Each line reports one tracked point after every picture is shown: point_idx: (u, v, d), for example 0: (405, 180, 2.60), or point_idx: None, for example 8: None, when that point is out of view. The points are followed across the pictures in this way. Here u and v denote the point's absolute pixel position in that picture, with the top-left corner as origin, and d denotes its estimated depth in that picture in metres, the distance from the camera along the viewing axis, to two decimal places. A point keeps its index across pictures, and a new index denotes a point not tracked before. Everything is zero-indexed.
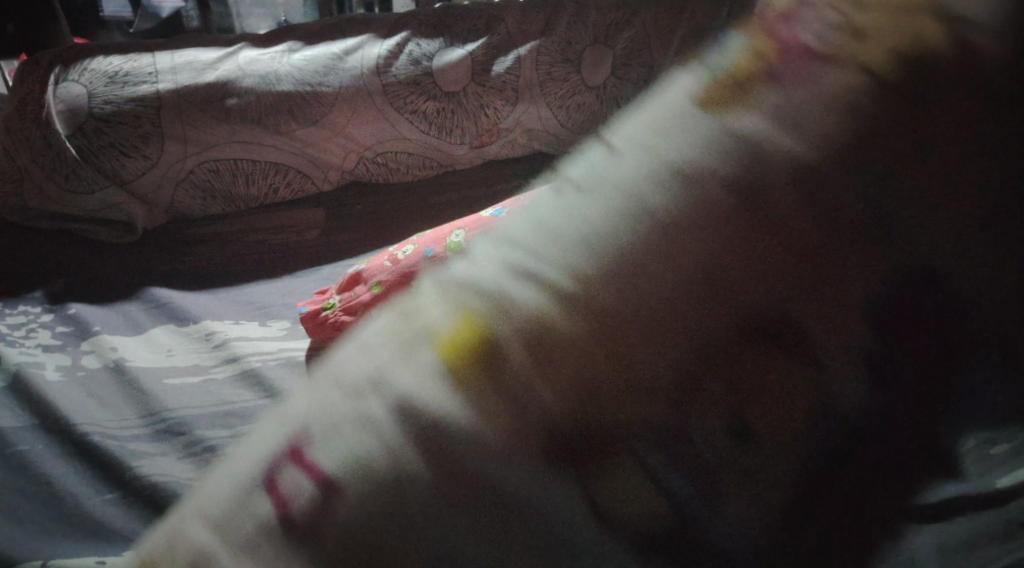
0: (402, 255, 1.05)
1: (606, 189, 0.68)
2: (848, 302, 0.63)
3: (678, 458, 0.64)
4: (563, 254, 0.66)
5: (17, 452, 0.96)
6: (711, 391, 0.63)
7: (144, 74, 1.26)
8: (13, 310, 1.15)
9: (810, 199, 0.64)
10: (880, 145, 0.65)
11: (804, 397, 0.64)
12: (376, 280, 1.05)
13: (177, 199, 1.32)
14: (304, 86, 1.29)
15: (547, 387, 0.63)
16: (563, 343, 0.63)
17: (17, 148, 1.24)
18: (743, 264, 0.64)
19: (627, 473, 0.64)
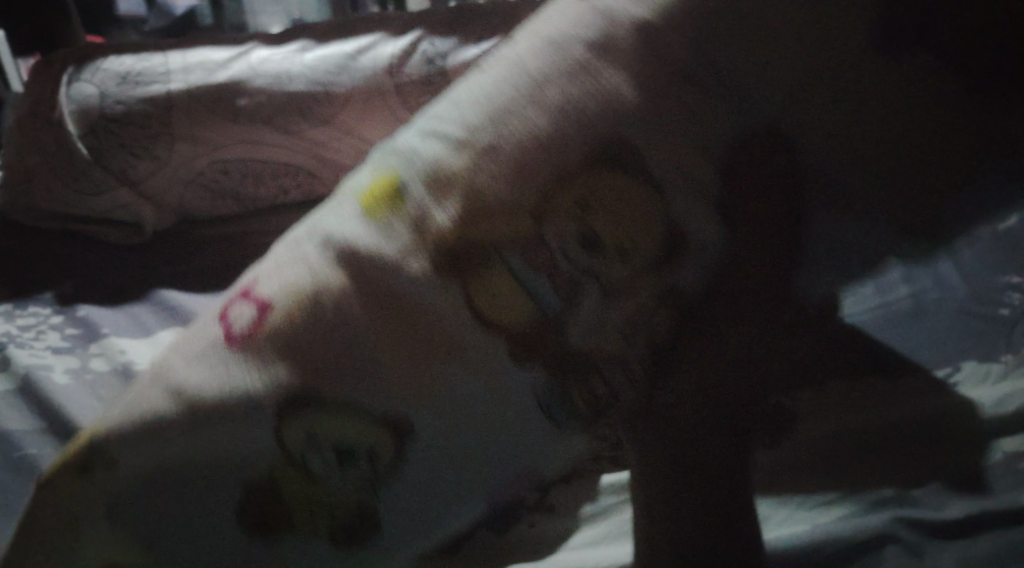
0: None
1: (501, 61, 0.70)
2: (716, 133, 0.66)
3: (551, 273, 0.65)
4: (466, 116, 0.67)
5: (25, 456, 0.93)
6: (570, 204, 0.65)
7: (156, 74, 1.24)
8: (23, 312, 1.15)
9: (660, 47, 0.66)
10: (775, 18, 0.66)
11: (660, 213, 0.66)
12: None
13: (187, 200, 1.29)
14: (315, 85, 1.23)
15: (449, 203, 0.65)
16: (471, 173, 0.65)
17: (29, 149, 1.26)
18: (628, 101, 0.65)
19: (523, 294, 0.65)
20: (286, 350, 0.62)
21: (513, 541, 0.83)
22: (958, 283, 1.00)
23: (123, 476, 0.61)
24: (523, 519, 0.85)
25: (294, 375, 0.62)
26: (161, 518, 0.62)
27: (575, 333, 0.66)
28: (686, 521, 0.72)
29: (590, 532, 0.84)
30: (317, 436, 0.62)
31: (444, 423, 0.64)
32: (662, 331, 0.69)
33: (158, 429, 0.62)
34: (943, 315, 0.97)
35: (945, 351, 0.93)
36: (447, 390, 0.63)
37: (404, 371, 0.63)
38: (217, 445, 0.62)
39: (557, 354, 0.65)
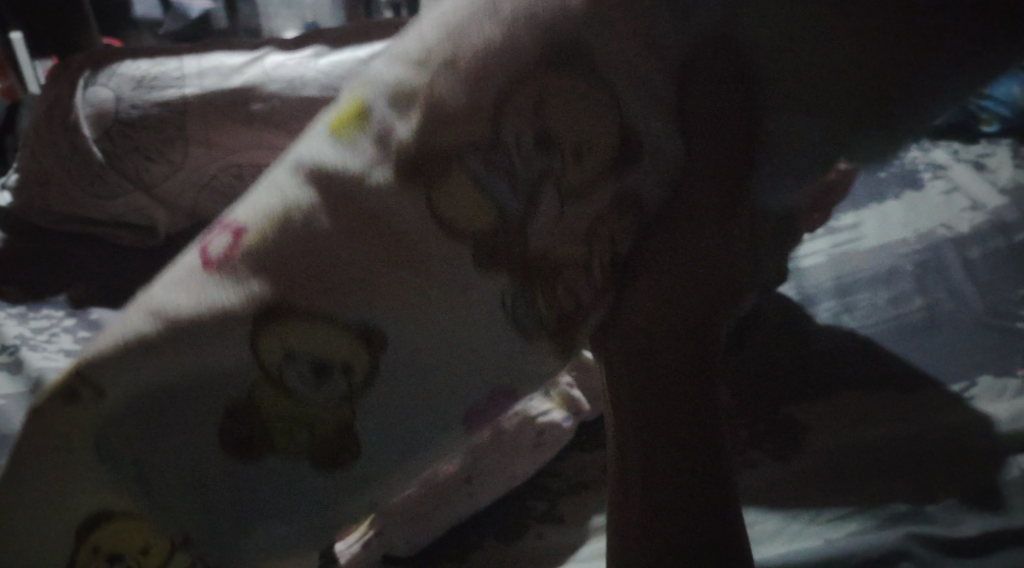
0: None
1: None
2: (662, 35, 0.65)
3: (506, 177, 0.62)
4: (426, 37, 0.63)
5: None
6: (521, 106, 0.62)
7: (171, 78, 1.24)
8: (37, 315, 1.16)
9: None
10: None
11: (609, 118, 0.64)
12: None
13: (200, 204, 1.30)
14: (329, 90, 1.23)
15: (414, 110, 0.61)
16: (431, 82, 0.61)
17: (45, 151, 1.25)
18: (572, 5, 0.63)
19: (480, 201, 0.62)
20: (265, 259, 0.58)
21: (520, 550, 0.86)
22: (972, 295, 0.99)
23: (118, 396, 0.57)
24: (531, 530, 0.88)
25: (279, 281, 0.58)
26: (161, 435, 0.57)
27: (535, 241, 0.63)
28: (677, 488, 0.64)
29: (597, 545, 0.84)
30: (294, 351, 0.59)
31: (410, 326, 0.60)
32: (620, 240, 0.67)
33: (142, 348, 0.57)
34: (956, 327, 0.96)
35: (961, 364, 0.92)
36: (414, 303, 0.60)
37: (377, 271, 0.59)
38: (219, 368, 0.58)
39: (520, 262, 0.63)
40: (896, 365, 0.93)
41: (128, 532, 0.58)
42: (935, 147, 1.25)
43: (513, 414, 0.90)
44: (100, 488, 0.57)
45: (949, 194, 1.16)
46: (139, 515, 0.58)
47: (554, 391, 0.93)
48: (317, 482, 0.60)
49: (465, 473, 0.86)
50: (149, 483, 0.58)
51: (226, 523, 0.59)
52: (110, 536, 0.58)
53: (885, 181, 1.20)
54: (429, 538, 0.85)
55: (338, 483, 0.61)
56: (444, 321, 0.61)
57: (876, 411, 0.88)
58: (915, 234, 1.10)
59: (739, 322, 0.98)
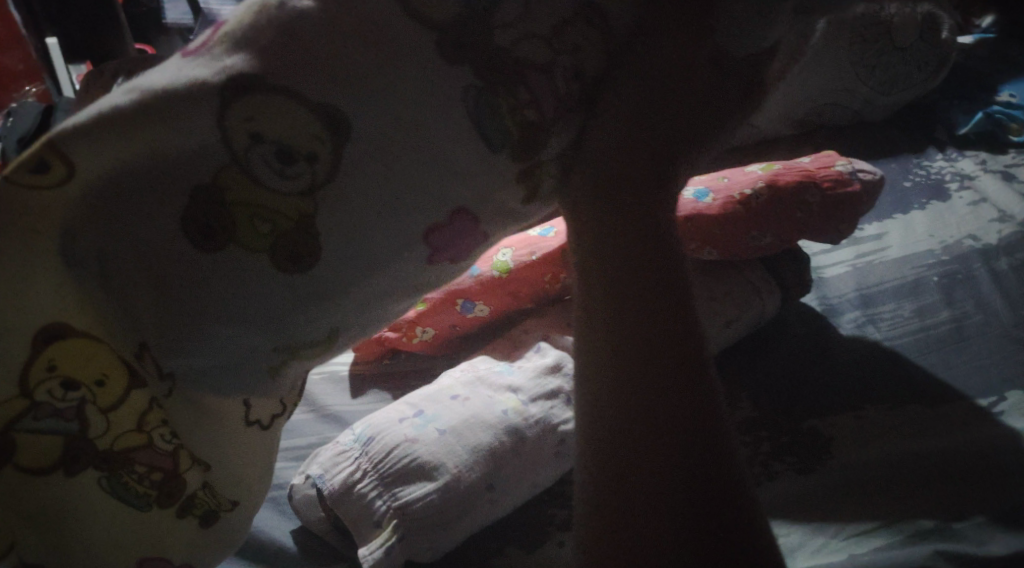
0: None
1: None
2: None
3: None
4: None
5: None
6: None
7: None
8: None
9: None
10: None
11: None
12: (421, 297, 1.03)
13: None
14: None
15: None
16: None
17: None
18: None
19: None
20: (244, 43, 0.64)
21: (541, 560, 0.87)
22: (1001, 308, 0.98)
23: (103, 160, 0.60)
24: (551, 538, 0.89)
25: (259, 66, 0.63)
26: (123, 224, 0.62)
27: (500, 34, 0.70)
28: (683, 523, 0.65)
29: None
30: (259, 135, 0.64)
31: (377, 144, 0.67)
32: (589, 58, 0.74)
33: (128, 121, 0.60)
34: (983, 341, 0.95)
35: (988, 379, 0.91)
36: (385, 83, 0.66)
37: (360, 74, 0.65)
38: (170, 153, 0.62)
39: (491, 52, 0.70)
40: (922, 380, 0.92)
41: (90, 350, 0.63)
42: (963, 156, 1.23)
43: (534, 422, 0.89)
44: (56, 301, 0.61)
45: (977, 204, 1.13)
46: (97, 340, 0.63)
47: None
48: (275, 288, 0.67)
49: (486, 480, 0.86)
50: (114, 282, 0.63)
51: (181, 331, 0.65)
52: (69, 357, 0.62)
53: (909, 191, 1.18)
54: (451, 544, 0.86)
55: (292, 289, 0.67)
56: (426, 164, 0.68)
57: (897, 424, 0.88)
58: (941, 245, 1.08)
59: (758, 332, 1.00)
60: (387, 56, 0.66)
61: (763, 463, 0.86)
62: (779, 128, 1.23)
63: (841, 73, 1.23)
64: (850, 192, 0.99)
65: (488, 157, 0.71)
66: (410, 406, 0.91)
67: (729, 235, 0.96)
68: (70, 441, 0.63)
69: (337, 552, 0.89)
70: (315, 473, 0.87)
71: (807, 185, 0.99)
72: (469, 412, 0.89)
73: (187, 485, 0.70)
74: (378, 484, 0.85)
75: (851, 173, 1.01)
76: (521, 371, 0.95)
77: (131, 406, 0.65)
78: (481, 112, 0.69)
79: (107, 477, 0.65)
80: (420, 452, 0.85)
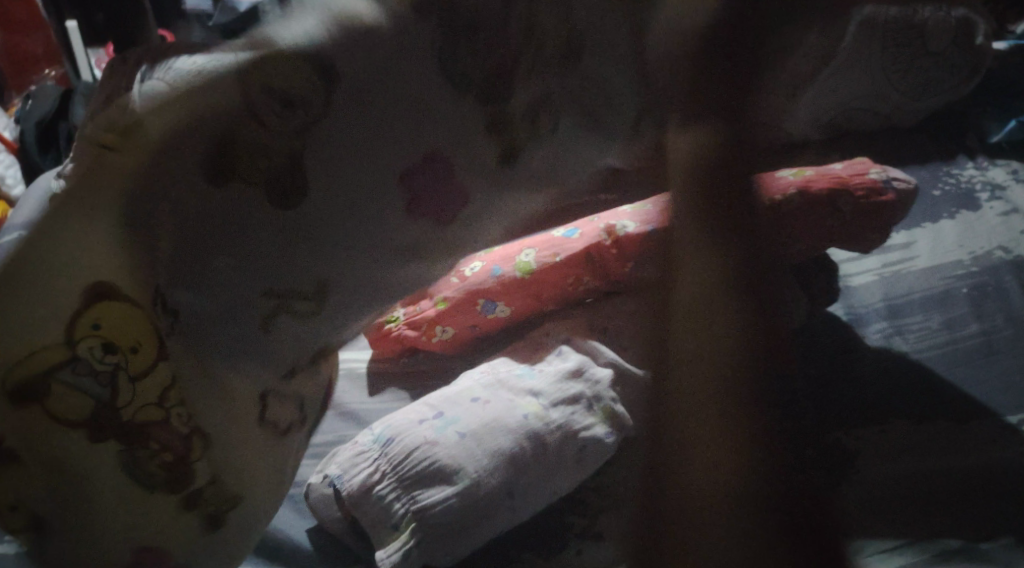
0: (469, 273, 0.98)
1: None
2: None
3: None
4: None
5: None
6: None
7: None
8: None
9: None
10: None
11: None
12: (441, 296, 1.00)
13: None
14: None
15: None
16: None
17: None
18: None
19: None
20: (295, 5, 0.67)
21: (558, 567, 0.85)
22: None
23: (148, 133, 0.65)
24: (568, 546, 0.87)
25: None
26: (149, 196, 0.66)
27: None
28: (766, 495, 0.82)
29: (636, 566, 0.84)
30: (273, 90, 0.66)
31: (359, 94, 0.69)
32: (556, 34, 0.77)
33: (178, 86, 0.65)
34: (1015, 354, 0.96)
35: (1016, 394, 0.92)
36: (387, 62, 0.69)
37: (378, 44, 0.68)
38: (202, 107, 0.65)
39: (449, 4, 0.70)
40: (948, 396, 0.92)
41: (118, 311, 0.68)
42: (994, 166, 1.20)
43: (555, 427, 0.90)
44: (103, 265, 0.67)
45: (1009, 215, 1.14)
46: (135, 302, 0.69)
47: (598, 406, 0.93)
48: (269, 233, 0.71)
49: (507, 486, 0.85)
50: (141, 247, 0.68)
51: (197, 269, 0.70)
52: (110, 314, 0.68)
53: (938, 201, 1.16)
54: (471, 549, 0.85)
55: (277, 226, 0.71)
56: (405, 145, 0.73)
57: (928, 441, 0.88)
58: (971, 255, 1.08)
59: None
60: (411, 44, 0.70)
61: (791, 474, 0.84)
62: None
63: None
64: (880, 203, 1.01)
65: (487, 139, 0.76)
66: (430, 407, 0.90)
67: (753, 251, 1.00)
68: (97, 408, 0.69)
69: (351, 553, 0.88)
70: (333, 473, 0.88)
71: (839, 195, 0.99)
72: (490, 416, 0.89)
73: (194, 478, 0.75)
74: (397, 487, 0.85)
75: (883, 181, 1.01)
76: (543, 374, 0.95)
77: (81, 347, 0.67)
78: (460, 72, 0.72)
79: (126, 449, 0.71)
80: (440, 455, 0.85)
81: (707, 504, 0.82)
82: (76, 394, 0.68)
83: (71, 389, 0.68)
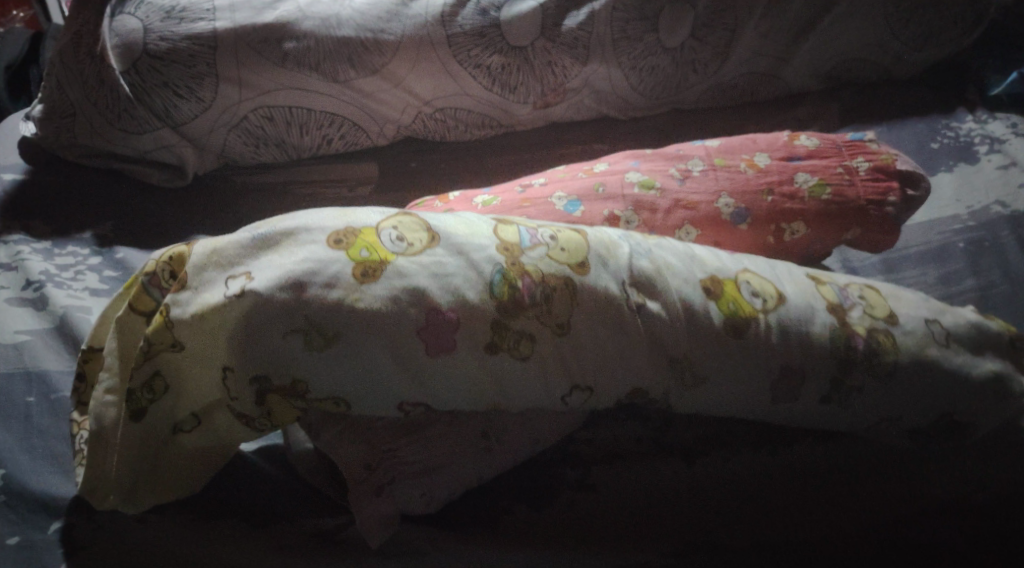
0: (385, 309, 0.78)
1: (728, 352, 0.82)
2: (772, 347, 0.83)
3: (555, 295, 0.81)
4: None
5: (59, 399, 0.95)
6: (585, 309, 0.81)
7: (201, 10, 1.17)
8: (62, 251, 1.13)
9: None
10: None
11: (626, 303, 0.82)
12: (337, 336, 0.78)
13: (230, 144, 1.23)
14: (365, 31, 1.18)
15: (733, 347, 0.82)
16: (723, 366, 0.82)
17: (70, 81, 1.18)
18: None
19: (596, 321, 0.81)
20: (354, 393, 0.80)
21: (554, 521, 0.86)
22: None
23: (236, 312, 0.78)
24: (563, 497, 0.88)
25: (434, 346, 0.79)
26: (276, 362, 0.79)
27: (628, 305, 0.82)
28: (753, 530, 0.84)
29: (618, 522, 0.86)
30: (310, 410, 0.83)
31: (403, 427, 0.86)
32: (657, 318, 0.82)
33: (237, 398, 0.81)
34: (1009, 311, 0.94)
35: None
36: (425, 384, 0.80)
37: (413, 392, 0.81)
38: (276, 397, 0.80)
39: (465, 341, 0.80)
40: (972, 393, 0.85)
41: (203, 347, 0.80)
42: (993, 119, 1.18)
43: (524, 332, 0.80)
44: (217, 332, 0.79)
45: (1006, 168, 1.09)
46: (218, 352, 0.80)
47: (604, 330, 0.81)
48: (320, 405, 0.81)
49: (483, 429, 0.87)
50: (250, 355, 0.79)
51: (286, 412, 0.82)
52: (196, 352, 0.80)
53: (936, 153, 1.14)
54: (447, 494, 0.87)
55: (325, 407, 0.81)
56: (437, 380, 0.80)
57: (940, 454, 0.86)
58: (968, 210, 1.05)
59: (828, 382, 0.83)
60: (451, 384, 0.81)
61: (782, 431, 0.88)
62: (807, 82, 1.29)
63: (873, 28, 1.26)
64: (790, 209, 0.98)
65: (488, 351, 0.80)
66: (397, 304, 0.79)
67: (854, 207, 0.98)
68: (146, 381, 0.80)
69: (329, 500, 0.89)
70: (261, 372, 0.79)
71: (761, 190, 0.98)
72: (449, 287, 0.80)
73: (181, 449, 0.84)
74: (315, 384, 0.80)
75: (731, 214, 0.97)
76: (585, 314, 0.81)
77: (213, 381, 0.81)
78: (541, 316, 0.81)
79: (171, 430, 0.83)
80: (374, 371, 0.79)
81: (759, 498, 0.86)
82: (192, 398, 0.82)
83: (200, 410, 0.83)
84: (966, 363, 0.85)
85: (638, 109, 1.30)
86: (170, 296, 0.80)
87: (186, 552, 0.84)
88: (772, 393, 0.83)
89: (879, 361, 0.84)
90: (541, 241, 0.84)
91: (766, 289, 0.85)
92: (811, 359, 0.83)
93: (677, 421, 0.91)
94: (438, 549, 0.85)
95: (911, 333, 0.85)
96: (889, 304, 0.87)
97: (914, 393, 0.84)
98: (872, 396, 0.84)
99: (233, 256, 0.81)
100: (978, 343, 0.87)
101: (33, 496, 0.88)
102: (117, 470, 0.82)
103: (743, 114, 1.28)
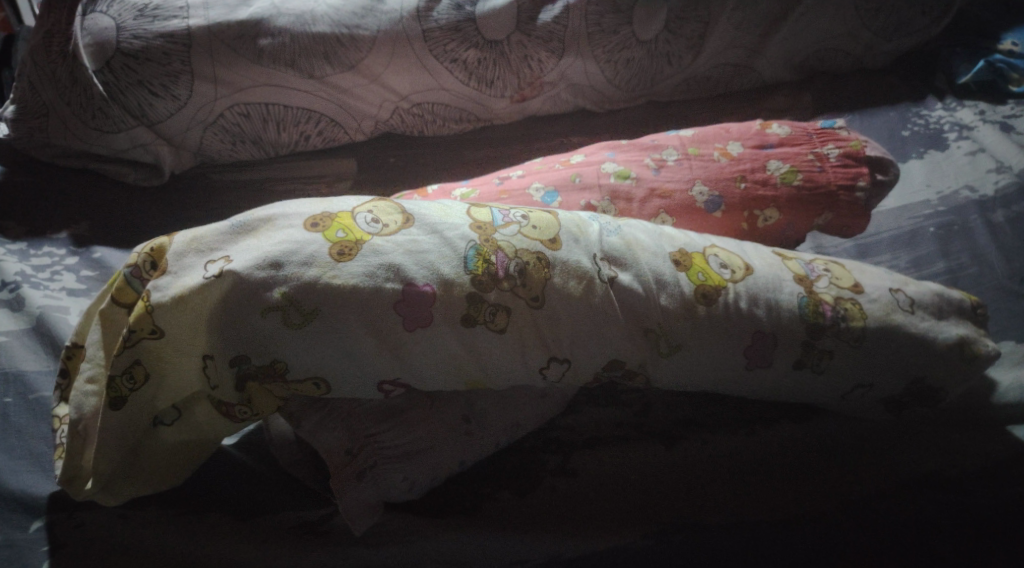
0: (361, 284, 0.79)
1: (701, 323, 0.83)
2: (745, 322, 0.84)
3: (531, 274, 0.82)
4: None
5: (38, 398, 0.95)
6: (560, 285, 0.82)
7: (175, 8, 1.17)
8: (38, 252, 1.12)
9: None
10: None
11: (598, 278, 0.83)
12: (314, 310, 0.79)
13: (206, 142, 1.23)
14: (341, 27, 1.19)
15: (704, 318, 0.83)
16: (698, 340, 0.84)
17: (43, 82, 1.17)
18: None
19: (571, 298, 0.82)
20: (332, 373, 0.81)
21: (538, 507, 0.87)
22: (997, 260, 0.98)
23: (215, 293, 0.79)
24: (544, 483, 0.89)
25: (414, 323, 0.80)
26: (255, 341, 0.80)
27: (602, 279, 0.83)
28: (745, 515, 0.84)
29: (603, 506, 0.87)
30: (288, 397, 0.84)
31: (386, 414, 0.87)
32: (631, 293, 0.83)
33: (217, 383, 0.81)
34: (978, 292, 0.95)
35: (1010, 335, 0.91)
36: (403, 363, 0.81)
37: (391, 369, 0.82)
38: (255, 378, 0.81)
39: (443, 316, 0.80)
40: (944, 360, 0.86)
41: (180, 334, 0.79)
42: (962, 106, 1.20)
43: (500, 307, 0.81)
44: (194, 317, 0.79)
45: (975, 154, 1.11)
46: (195, 335, 0.80)
47: (580, 303, 0.82)
48: (300, 384, 0.82)
49: (464, 412, 0.88)
50: (229, 336, 0.80)
51: (267, 397, 0.83)
52: (174, 339, 0.80)
53: (907, 141, 1.15)
54: (427, 480, 0.87)
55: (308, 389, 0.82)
56: (418, 360, 0.81)
57: (915, 427, 0.89)
58: (938, 196, 1.07)
59: (800, 355, 0.85)
60: (430, 363, 0.82)
61: (757, 411, 0.91)
62: (779, 73, 1.31)
63: (844, 19, 1.27)
64: (766, 195, 0.99)
65: (466, 328, 0.81)
66: (372, 279, 0.79)
67: (825, 193, 1.00)
68: (124, 371, 0.79)
69: (315, 494, 0.90)
70: (241, 351, 0.80)
71: (737, 177, 0.99)
72: (424, 264, 0.81)
73: (161, 440, 0.85)
74: (296, 361, 0.80)
75: (706, 201, 0.98)
76: (561, 288, 0.82)
77: (195, 369, 0.81)
78: (515, 294, 0.82)
79: (150, 421, 0.83)
80: (353, 344, 0.80)
81: (743, 481, 0.87)
82: (170, 388, 0.82)
83: (179, 400, 0.83)
84: (931, 324, 0.87)
85: (614, 101, 1.31)
86: (150, 283, 0.80)
87: (169, 543, 0.84)
88: (746, 364, 0.85)
89: (849, 329, 0.85)
90: (514, 221, 0.85)
91: (735, 261, 0.87)
92: (784, 329, 0.84)
93: (656, 405, 0.93)
94: (424, 538, 0.85)
95: (878, 299, 0.87)
96: (854, 275, 0.89)
97: (883, 359, 0.85)
98: (844, 365, 0.85)
99: (211, 242, 0.82)
100: (944, 310, 0.88)
101: (13, 495, 0.87)
102: (96, 461, 0.81)
103: (716, 106, 1.30)
